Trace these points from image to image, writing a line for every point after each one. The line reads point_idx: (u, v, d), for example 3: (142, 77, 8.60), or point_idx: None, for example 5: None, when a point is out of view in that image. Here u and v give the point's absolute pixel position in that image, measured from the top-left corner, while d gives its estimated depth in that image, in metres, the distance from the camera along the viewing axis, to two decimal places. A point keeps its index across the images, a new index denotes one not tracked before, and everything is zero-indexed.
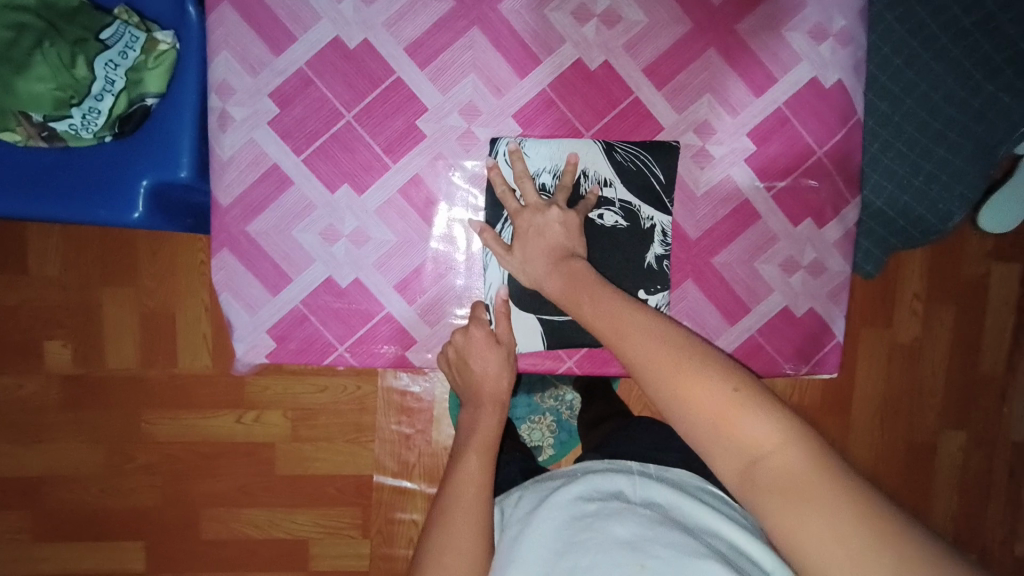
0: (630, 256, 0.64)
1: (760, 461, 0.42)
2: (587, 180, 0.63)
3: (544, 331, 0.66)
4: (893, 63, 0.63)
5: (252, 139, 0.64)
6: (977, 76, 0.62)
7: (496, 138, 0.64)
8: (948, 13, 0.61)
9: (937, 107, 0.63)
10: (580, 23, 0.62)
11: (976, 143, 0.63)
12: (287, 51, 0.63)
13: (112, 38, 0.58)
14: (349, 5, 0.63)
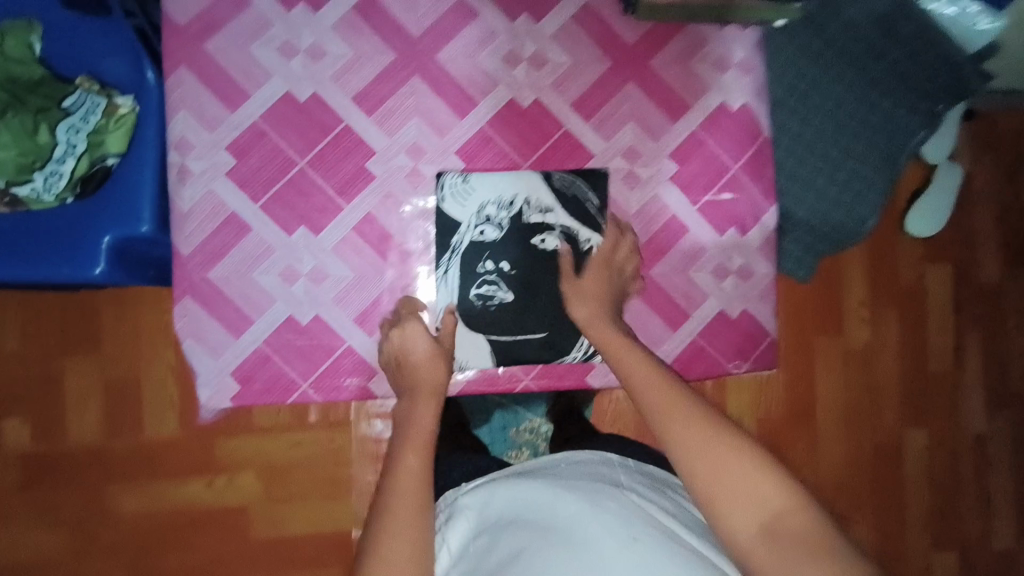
0: (571, 276, 0.68)
1: (773, 513, 0.48)
2: (530, 208, 0.67)
3: (493, 351, 0.67)
4: (798, 91, 0.80)
5: (210, 190, 0.65)
6: (874, 96, 0.77)
7: (441, 173, 0.67)
8: (839, 43, 0.76)
9: (842, 124, 0.78)
10: (511, 67, 0.68)
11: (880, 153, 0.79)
12: (242, 107, 0.65)
13: (74, 105, 0.63)
14: (298, 62, 0.65)
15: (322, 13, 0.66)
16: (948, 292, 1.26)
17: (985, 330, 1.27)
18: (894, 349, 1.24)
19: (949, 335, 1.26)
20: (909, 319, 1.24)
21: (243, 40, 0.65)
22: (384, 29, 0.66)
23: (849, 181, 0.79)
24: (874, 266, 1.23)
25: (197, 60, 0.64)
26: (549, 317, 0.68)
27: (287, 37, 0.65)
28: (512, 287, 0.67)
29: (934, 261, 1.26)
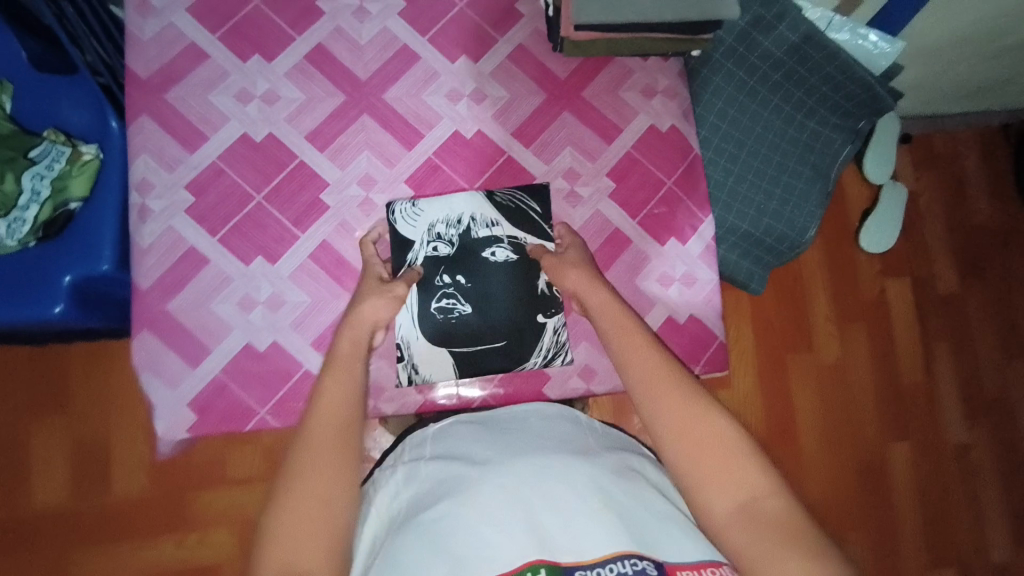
0: (522, 285, 0.71)
1: (753, 500, 0.47)
2: (477, 224, 0.71)
3: (455, 362, 0.70)
4: (730, 114, 0.88)
5: (170, 227, 0.68)
6: (798, 117, 0.87)
7: (391, 202, 0.71)
8: (759, 72, 0.85)
9: (773, 144, 0.87)
10: (453, 102, 0.73)
11: (812, 168, 0.88)
12: (200, 148, 0.69)
13: (41, 156, 0.67)
14: (254, 106, 0.70)
15: (275, 63, 0.71)
16: (910, 303, 1.30)
17: (950, 337, 1.31)
18: (866, 362, 1.26)
19: (916, 344, 1.29)
20: (877, 332, 1.28)
21: (202, 89, 0.70)
22: (334, 74, 0.72)
23: (785, 192, 0.88)
24: (833, 282, 1.28)
25: (158, 108, 0.69)
26: (505, 326, 0.71)
27: (243, 85, 0.71)
28: (468, 299, 0.70)
29: (892, 274, 1.30)
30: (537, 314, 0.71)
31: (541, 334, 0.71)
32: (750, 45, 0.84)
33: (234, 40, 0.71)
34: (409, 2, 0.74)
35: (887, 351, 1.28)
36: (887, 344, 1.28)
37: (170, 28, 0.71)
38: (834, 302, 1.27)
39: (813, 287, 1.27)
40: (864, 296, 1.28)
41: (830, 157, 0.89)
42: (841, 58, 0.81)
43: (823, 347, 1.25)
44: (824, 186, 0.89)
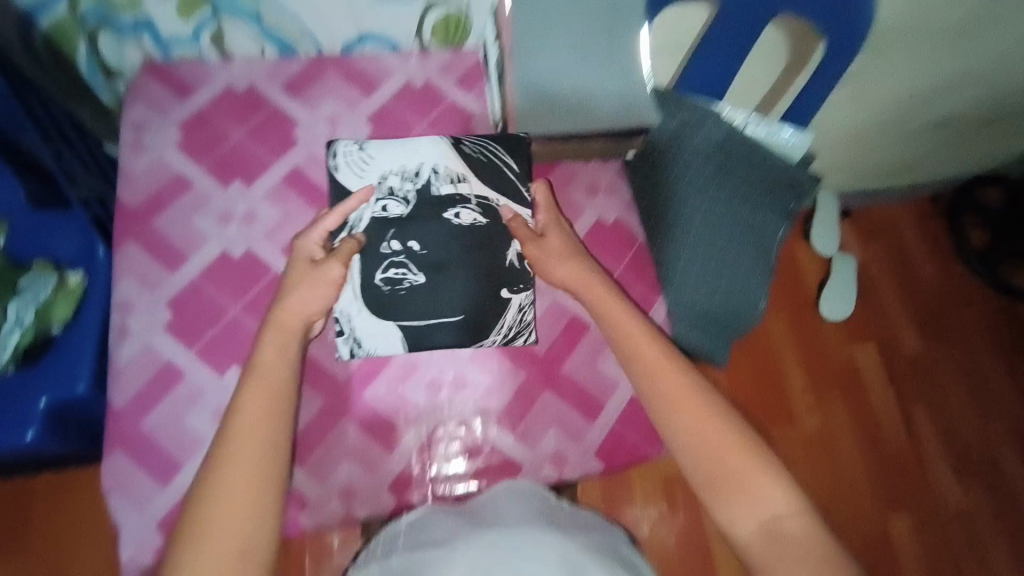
0: (484, 248, 0.76)
1: (778, 515, 0.58)
2: (439, 178, 0.77)
3: (403, 338, 0.73)
4: (669, 202, 0.96)
5: (148, 345, 0.71)
6: (734, 202, 0.95)
7: (337, 144, 0.78)
8: (691, 165, 0.95)
9: (714, 227, 0.95)
10: None
11: (754, 247, 0.96)
12: (181, 268, 0.74)
13: (28, 285, 0.72)
14: (234, 226, 0.77)
15: (254, 187, 0.79)
16: (881, 367, 1.40)
17: (925, 398, 1.38)
18: (848, 427, 1.34)
19: (893, 406, 1.37)
20: (853, 397, 1.37)
21: (186, 214, 0.77)
22: (308, 193, 0.79)
23: (733, 272, 0.94)
24: (803, 353, 1.39)
25: (144, 234, 0.75)
26: (464, 300, 0.75)
27: (224, 207, 0.78)
28: (421, 269, 0.75)
29: (858, 340, 1.42)
30: (497, 289, 0.75)
31: (504, 312, 0.76)
32: (683, 143, 0.96)
33: (218, 170, 0.79)
34: (375, 127, 0.84)
35: (868, 418, 1.36)
36: (868, 413, 1.36)
37: (158, 162, 0.78)
38: (810, 377, 1.37)
39: (788, 364, 1.37)
40: (835, 368, 1.39)
41: (769, 236, 0.96)
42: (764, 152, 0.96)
43: (805, 421, 1.33)
44: (768, 263, 0.96)
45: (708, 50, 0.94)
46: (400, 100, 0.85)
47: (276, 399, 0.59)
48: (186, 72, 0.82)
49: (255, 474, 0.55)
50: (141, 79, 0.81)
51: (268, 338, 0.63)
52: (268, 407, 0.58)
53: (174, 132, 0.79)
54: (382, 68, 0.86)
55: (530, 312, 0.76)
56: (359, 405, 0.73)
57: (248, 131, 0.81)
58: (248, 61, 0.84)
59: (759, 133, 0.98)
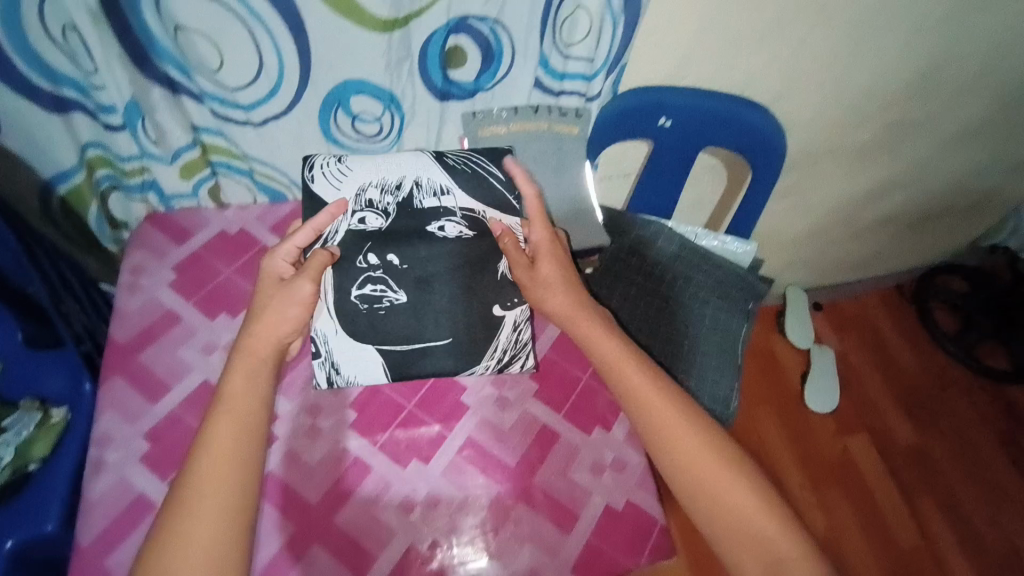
0: (467, 261, 0.82)
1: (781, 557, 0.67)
2: (421, 192, 0.83)
3: (385, 363, 0.81)
4: (638, 310, 1.05)
5: (122, 477, 0.72)
6: (696, 306, 1.08)
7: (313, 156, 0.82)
8: (654, 275, 1.08)
9: (682, 330, 1.06)
10: None
11: (719, 345, 1.08)
12: (163, 398, 0.78)
13: (11, 423, 0.75)
14: (217, 355, 0.82)
15: (238, 318, 0.85)
16: (875, 459, 1.60)
17: (924, 486, 1.59)
18: (851, 518, 1.50)
19: (896, 496, 1.55)
20: (851, 489, 1.55)
21: (173, 346, 0.82)
22: None
23: (703, 367, 1.05)
24: (796, 451, 1.58)
25: (130, 368, 0.79)
26: (452, 324, 0.82)
27: (210, 337, 0.83)
28: (402, 286, 0.80)
29: (850, 435, 1.63)
30: (479, 309, 0.82)
31: (494, 334, 0.83)
32: (641, 255, 1.08)
33: (206, 304, 0.86)
34: None
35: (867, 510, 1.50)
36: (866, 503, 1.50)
37: (151, 300, 0.85)
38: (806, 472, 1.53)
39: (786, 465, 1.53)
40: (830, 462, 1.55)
41: (732, 334, 1.09)
42: (715, 260, 1.09)
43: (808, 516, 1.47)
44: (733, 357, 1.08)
45: (649, 179, 1.06)
46: None
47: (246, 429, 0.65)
48: (184, 221, 0.92)
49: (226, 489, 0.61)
50: (143, 229, 0.91)
51: (238, 368, 0.69)
52: (237, 430, 0.65)
53: (169, 274, 0.88)
54: None
55: (524, 331, 0.84)
56: (331, 529, 0.72)
57: (236, 267, 0.90)
58: (242, 207, 0.95)
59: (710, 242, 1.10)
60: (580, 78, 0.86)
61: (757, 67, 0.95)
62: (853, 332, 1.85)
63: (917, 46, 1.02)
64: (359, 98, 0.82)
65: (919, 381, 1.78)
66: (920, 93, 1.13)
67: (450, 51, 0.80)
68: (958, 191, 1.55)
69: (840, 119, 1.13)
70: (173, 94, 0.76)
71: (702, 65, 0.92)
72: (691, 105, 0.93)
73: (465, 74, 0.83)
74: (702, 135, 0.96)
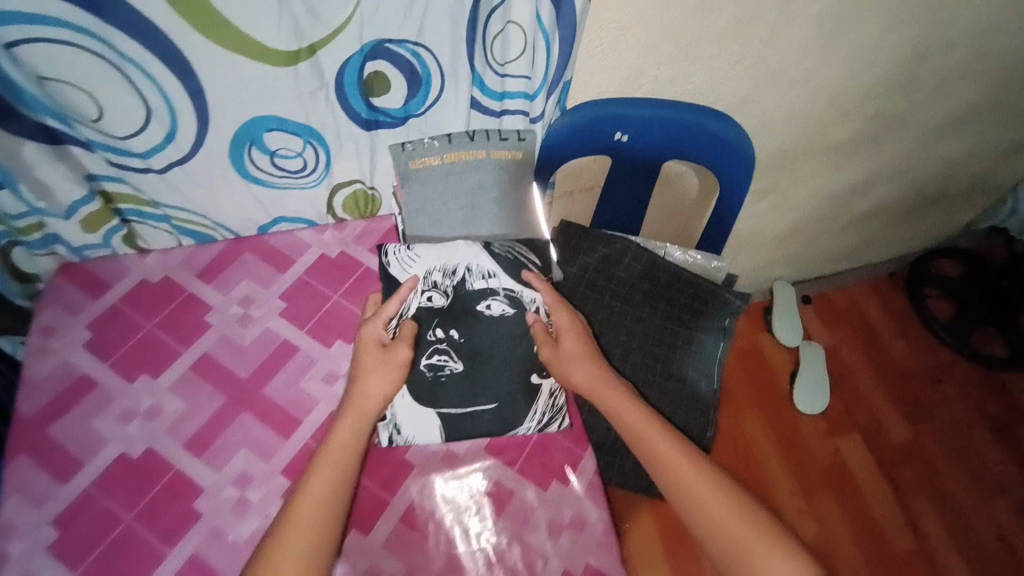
0: (512, 341, 0.79)
1: None
2: (472, 274, 0.80)
3: (441, 423, 0.77)
4: (609, 329, 0.99)
5: (27, 570, 0.67)
6: (670, 317, 1.02)
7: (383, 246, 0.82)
8: (623, 289, 1.00)
9: (656, 344, 1.01)
10: (330, 384, 0.81)
11: (698, 355, 1.03)
12: (74, 476, 0.72)
13: None
14: (135, 424, 0.76)
15: (161, 378, 0.79)
16: (865, 458, 1.54)
17: (918, 484, 1.53)
18: (841, 522, 1.45)
19: (889, 498, 1.49)
20: (841, 492, 1.49)
21: (86, 417, 0.75)
22: (217, 377, 0.80)
23: (678, 390, 1.01)
24: (785, 455, 1.52)
25: (38, 445, 0.73)
26: (496, 392, 0.78)
27: (128, 404, 0.77)
28: (461, 356, 0.78)
29: (839, 435, 1.57)
30: (517, 376, 0.79)
31: (534, 398, 0.79)
32: (608, 275, 1.00)
33: (124, 365, 0.79)
34: (289, 302, 0.87)
35: (860, 514, 1.46)
36: (857, 505, 1.47)
37: (64, 364, 0.79)
38: (792, 476, 1.49)
39: (773, 472, 1.49)
40: (819, 464, 1.51)
41: (710, 341, 1.04)
42: (686, 276, 1.02)
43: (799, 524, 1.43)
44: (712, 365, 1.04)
45: (611, 194, 0.99)
46: (314, 273, 0.90)
47: (328, 516, 0.66)
48: (102, 273, 0.86)
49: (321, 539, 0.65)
50: (56, 282, 0.84)
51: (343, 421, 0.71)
52: (335, 482, 0.68)
53: (84, 332, 0.81)
54: (298, 244, 0.92)
55: (560, 397, 0.80)
56: None
57: (158, 321, 0.83)
58: (165, 253, 0.89)
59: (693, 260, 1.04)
60: (521, 96, 0.78)
61: (718, 71, 0.86)
62: (843, 324, 1.77)
63: (895, 37, 0.93)
64: (270, 135, 0.74)
65: (908, 373, 1.71)
66: (901, 85, 1.05)
67: (369, 79, 0.71)
68: (947, 179, 1.47)
69: (813, 117, 1.04)
70: (55, 144, 0.68)
71: (657, 74, 0.83)
72: (650, 117, 0.84)
73: (393, 101, 0.75)
74: (664, 148, 0.89)
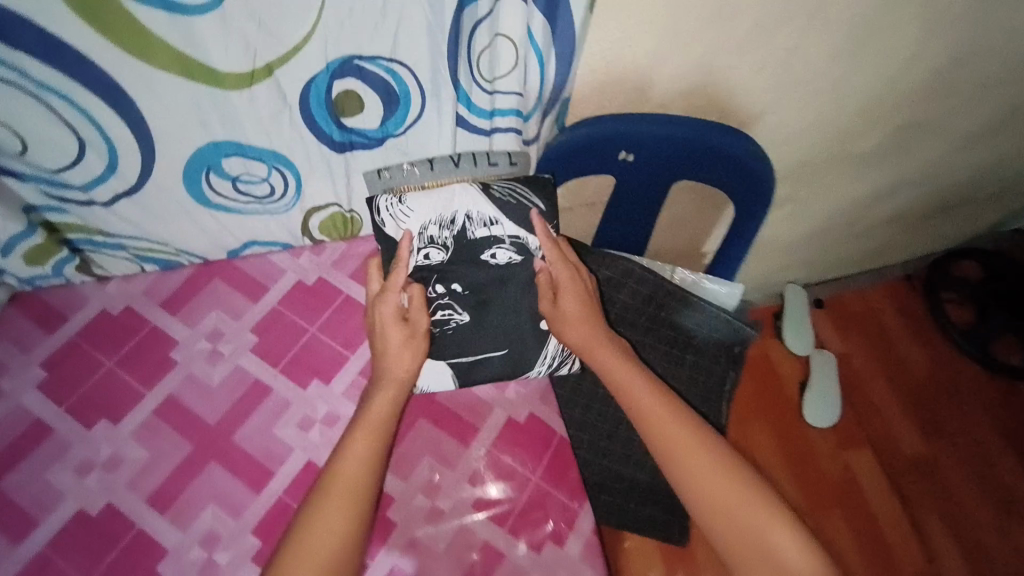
0: (519, 289, 0.76)
1: None
2: (473, 223, 0.74)
3: (453, 371, 0.76)
4: (620, 312, 0.93)
5: None
6: (687, 299, 0.94)
7: (372, 197, 0.73)
8: (634, 269, 0.94)
9: (672, 326, 0.95)
10: (305, 430, 0.75)
11: (715, 343, 0.96)
12: (28, 536, 0.67)
13: None
14: (94, 477, 0.70)
15: (122, 423, 0.73)
16: (876, 475, 1.47)
17: (930, 502, 1.47)
18: (851, 542, 1.39)
19: (900, 512, 1.44)
20: (850, 510, 1.42)
21: (40, 469, 0.70)
22: (182, 423, 0.74)
23: (688, 391, 0.95)
24: (794, 468, 1.46)
25: None
26: (504, 337, 0.77)
27: (85, 453, 0.71)
28: (466, 307, 0.75)
29: (850, 449, 1.50)
30: (528, 318, 0.77)
31: (545, 341, 0.78)
32: (609, 300, 0.93)
33: (81, 410, 0.73)
34: (262, 336, 0.80)
35: (871, 529, 1.41)
36: (868, 518, 1.42)
37: (15, 409, 0.73)
38: (801, 490, 1.43)
39: (782, 487, 1.43)
40: (829, 477, 1.45)
41: (730, 329, 0.96)
42: (694, 301, 0.94)
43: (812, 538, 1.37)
44: (733, 353, 0.96)
45: (614, 210, 0.90)
46: (289, 302, 0.82)
47: (361, 501, 0.63)
48: (58, 304, 0.79)
49: (366, 495, 0.63)
50: (8, 316, 0.78)
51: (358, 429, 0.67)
52: (379, 446, 0.66)
53: (38, 372, 0.75)
54: (272, 270, 0.84)
55: None
56: None
57: (120, 358, 0.77)
58: (128, 281, 0.82)
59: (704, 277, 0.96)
60: (513, 113, 0.69)
61: (737, 80, 0.76)
62: (857, 330, 1.69)
63: (935, 42, 0.83)
64: (229, 161, 0.65)
65: (922, 383, 1.63)
66: (937, 92, 0.95)
67: (339, 98, 0.62)
68: (976, 183, 1.37)
69: (840, 126, 0.95)
70: None
71: (667, 85, 0.73)
72: (656, 136, 0.76)
73: (368, 121, 0.66)
74: (673, 167, 0.81)
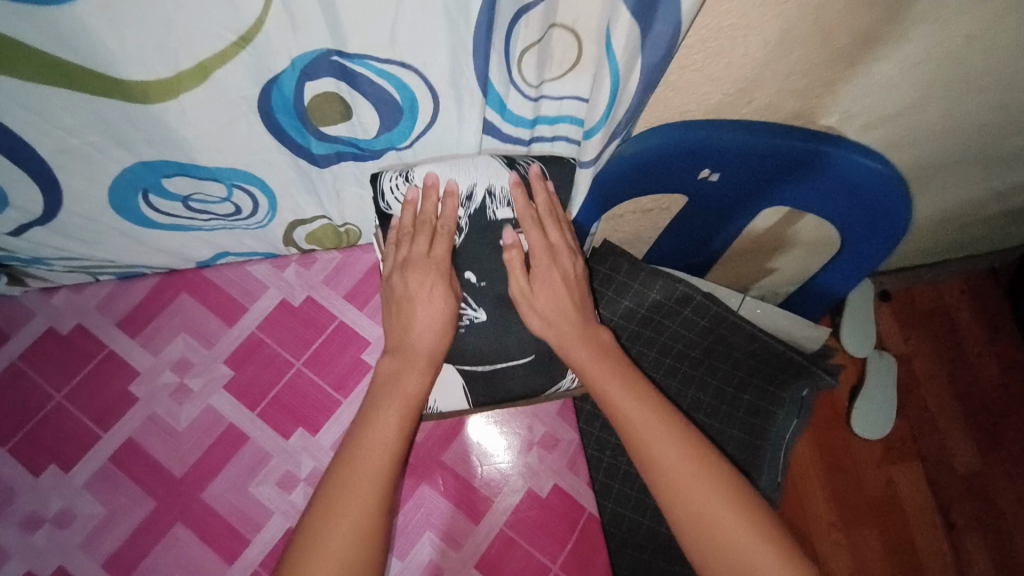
0: None
1: None
2: (495, 200, 0.55)
3: (467, 386, 0.61)
4: (656, 339, 0.76)
5: None
6: (740, 322, 0.73)
7: (378, 171, 0.55)
8: (683, 293, 0.73)
9: (723, 358, 0.76)
10: (286, 491, 0.63)
11: (766, 374, 0.76)
12: None
13: None
14: (43, 533, 0.61)
15: (74, 472, 0.62)
16: (924, 495, 1.15)
17: (984, 534, 1.14)
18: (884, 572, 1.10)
19: (942, 541, 1.13)
20: (890, 535, 1.12)
21: None
22: (142, 474, 0.62)
23: (739, 433, 0.76)
24: (829, 477, 1.15)
25: None
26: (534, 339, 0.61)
27: (34, 505, 0.61)
28: (482, 303, 0.58)
29: (898, 462, 1.17)
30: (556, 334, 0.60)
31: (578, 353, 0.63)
32: (657, 327, 0.75)
33: (26, 451, 0.62)
34: (238, 371, 0.66)
35: (910, 561, 1.11)
36: (909, 547, 1.12)
37: None
38: (834, 508, 1.13)
39: (813, 500, 1.13)
40: (869, 493, 1.14)
41: (791, 360, 0.74)
42: (763, 340, 0.73)
43: (836, 563, 1.09)
44: (794, 388, 0.76)
45: (682, 227, 0.73)
46: (270, 328, 0.68)
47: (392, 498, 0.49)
48: None
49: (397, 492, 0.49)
50: None
51: None
52: None
53: None
54: (251, 288, 0.69)
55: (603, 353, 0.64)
56: None
57: (70, 391, 0.64)
58: (77, 290, 0.68)
59: (779, 313, 0.80)
60: (568, 121, 0.53)
61: (877, 75, 0.54)
62: (920, 330, 1.26)
63: None
64: (169, 180, 0.50)
65: (1004, 393, 1.24)
66: None
67: (313, 104, 0.44)
68: None
69: (1000, 128, 0.69)
70: None
71: (782, 84, 0.53)
72: (746, 150, 0.56)
73: (359, 131, 0.49)
74: (766, 189, 0.62)
